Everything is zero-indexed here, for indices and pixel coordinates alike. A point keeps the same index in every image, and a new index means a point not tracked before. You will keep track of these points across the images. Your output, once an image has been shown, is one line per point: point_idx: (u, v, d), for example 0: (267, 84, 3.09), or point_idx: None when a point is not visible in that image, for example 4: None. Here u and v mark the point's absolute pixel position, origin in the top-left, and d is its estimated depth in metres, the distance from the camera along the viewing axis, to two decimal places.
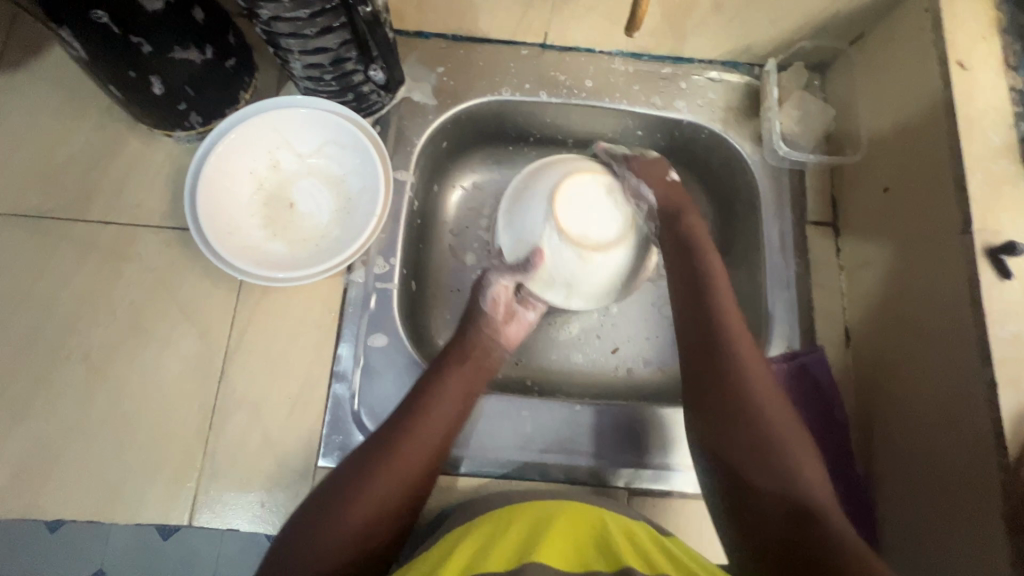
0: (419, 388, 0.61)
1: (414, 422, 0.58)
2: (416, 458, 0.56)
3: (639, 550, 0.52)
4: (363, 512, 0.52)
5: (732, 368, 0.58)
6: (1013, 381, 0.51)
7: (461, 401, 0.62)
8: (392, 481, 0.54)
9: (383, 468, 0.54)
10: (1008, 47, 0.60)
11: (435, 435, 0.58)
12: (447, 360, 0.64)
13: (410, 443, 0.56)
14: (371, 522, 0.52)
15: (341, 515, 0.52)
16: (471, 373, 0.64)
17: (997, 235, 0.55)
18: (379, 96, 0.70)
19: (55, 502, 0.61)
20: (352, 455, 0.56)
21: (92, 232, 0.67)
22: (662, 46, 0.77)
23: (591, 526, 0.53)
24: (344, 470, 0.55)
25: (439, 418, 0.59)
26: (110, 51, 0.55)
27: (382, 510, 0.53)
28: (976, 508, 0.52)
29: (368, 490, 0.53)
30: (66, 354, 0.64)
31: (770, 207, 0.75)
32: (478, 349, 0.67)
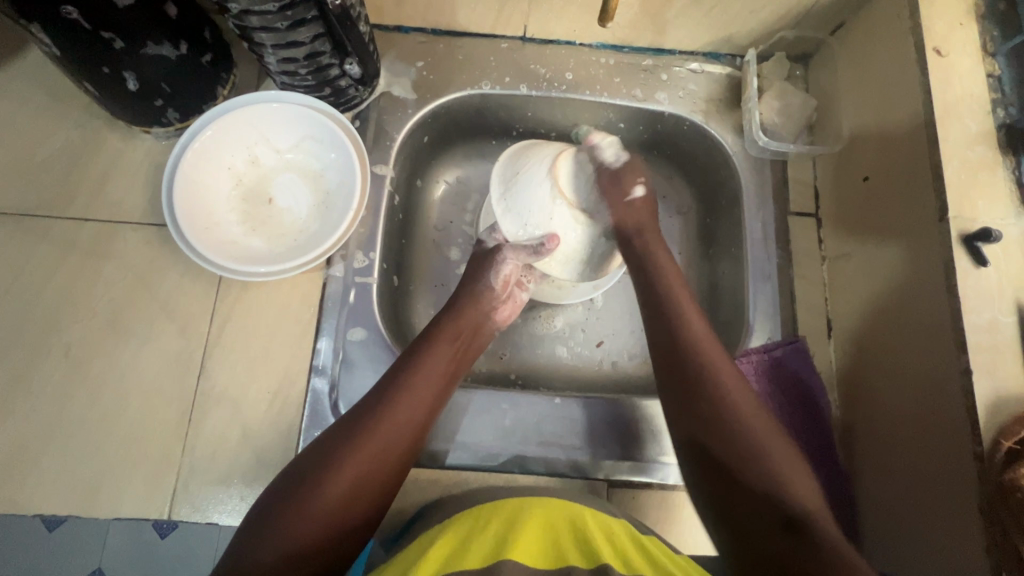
0: (401, 366, 0.60)
1: (395, 397, 0.56)
2: (396, 435, 0.55)
3: (619, 549, 0.49)
4: (338, 488, 0.50)
5: (704, 370, 0.56)
6: (989, 368, 0.51)
7: (444, 379, 0.61)
8: (370, 457, 0.52)
9: (360, 444, 0.53)
10: (986, 34, 0.60)
11: (416, 411, 0.57)
12: (432, 338, 0.63)
13: (390, 419, 0.55)
14: (346, 499, 0.50)
15: (313, 492, 0.49)
16: (456, 352, 0.63)
17: (972, 223, 0.55)
18: (357, 91, 0.70)
19: (35, 498, 0.61)
20: (329, 432, 0.54)
21: (71, 229, 0.67)
22: (642, 37, 0.76)
23: (569, 524, 0.51)
24: (320, 446, 0.53)
25: (422, 397, 0.58)
26: (83, 47, 0.55)
27: (359, 487, 0.51)
28: (953, 497, 0.52)
29: (344, 466, 0.51)
30: (46, 350, 0.64)
31: (752, 198, 0.75)
32: (461, 331, 0.65)
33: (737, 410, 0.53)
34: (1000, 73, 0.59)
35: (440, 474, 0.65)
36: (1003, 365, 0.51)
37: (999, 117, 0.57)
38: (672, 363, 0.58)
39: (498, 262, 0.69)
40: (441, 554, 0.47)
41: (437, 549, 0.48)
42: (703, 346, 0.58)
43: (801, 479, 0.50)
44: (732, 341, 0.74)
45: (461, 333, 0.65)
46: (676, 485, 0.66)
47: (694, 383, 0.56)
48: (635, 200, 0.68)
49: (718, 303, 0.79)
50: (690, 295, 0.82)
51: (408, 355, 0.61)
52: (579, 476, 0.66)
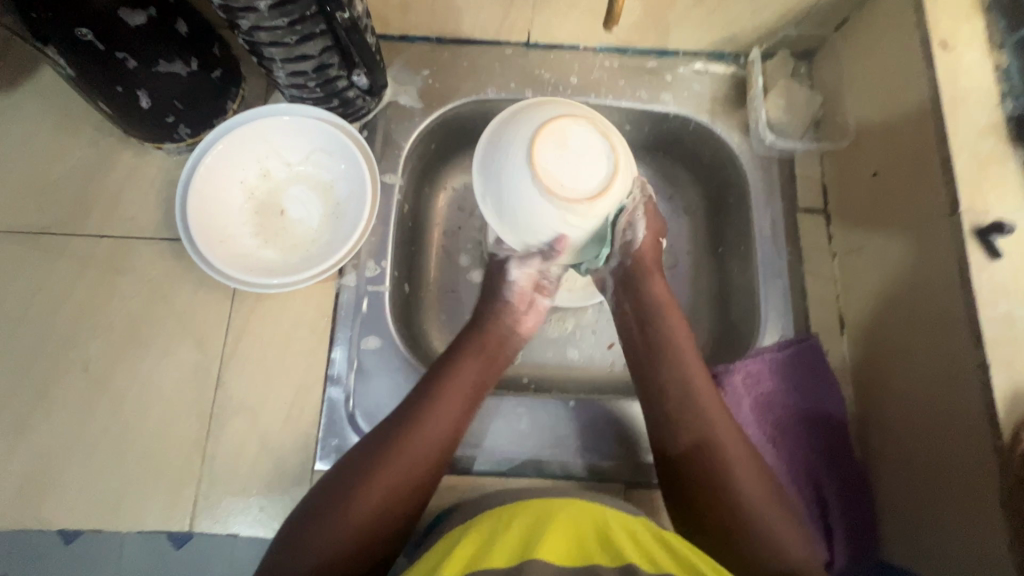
0: (432, 378, 0.61)
1: (422, 412, 0.57)
2: (425, 450, 0.56)
3: (642, 548, 0.50)
4: (368, 501, 0.52)
5: (692, 412, 0.59)
6: (1007, 362, 0.50)
7: (471, 392, 0.61)
8: (399, 472, 0.54)
9: (389, 459, 0.54)
10: (992, 27, 0.60)
11: (445, 425, 0.58)
12: (460, 352, 0.63)
13: (419, 434, 0.56)
14: (376, 513, 0.52)
15: (346, 505, 0.52)
16: (485, 365, 0.63)
17: (985, 215, 0.55)
18: (365, 101, 0.71)
19: (58, 513, 0.61)
20: (361, 448, 0.56)
21: (87, 246, 0.68)
22: (646, 39, 0.77)
23: (596, 523, 0.51)
24: (352, 459, 0.55)
25: (449, 410, 0.58)
26: (97, 66, 0.55)
27: (389, 500, 0.53)
28: (974, 492, 0.52)
29: (374, 481, 0.53)
30: (65, 367, 0.65)
31: (761, 196, 0.75)
32: (493, 338, 0.65)
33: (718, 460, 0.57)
34: (1009, 65, 0.59)
35: (457, 480, 0.65)
36: (1021, 358, 0.51)
37: (1008, 108, 0.57)
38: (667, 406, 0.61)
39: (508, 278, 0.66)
40: (468, 552, 0.47)
41: (465, 548, 0.48)
42: (693, 374, 0.62)
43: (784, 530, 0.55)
44: (743, 338, 0.74)
45: (489, 343, 0.65)
46: None
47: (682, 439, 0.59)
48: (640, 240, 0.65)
49: (726, 302, 0.79)
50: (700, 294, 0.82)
51: (436, 369, 0.62)
52: (595, 478, 0.66)
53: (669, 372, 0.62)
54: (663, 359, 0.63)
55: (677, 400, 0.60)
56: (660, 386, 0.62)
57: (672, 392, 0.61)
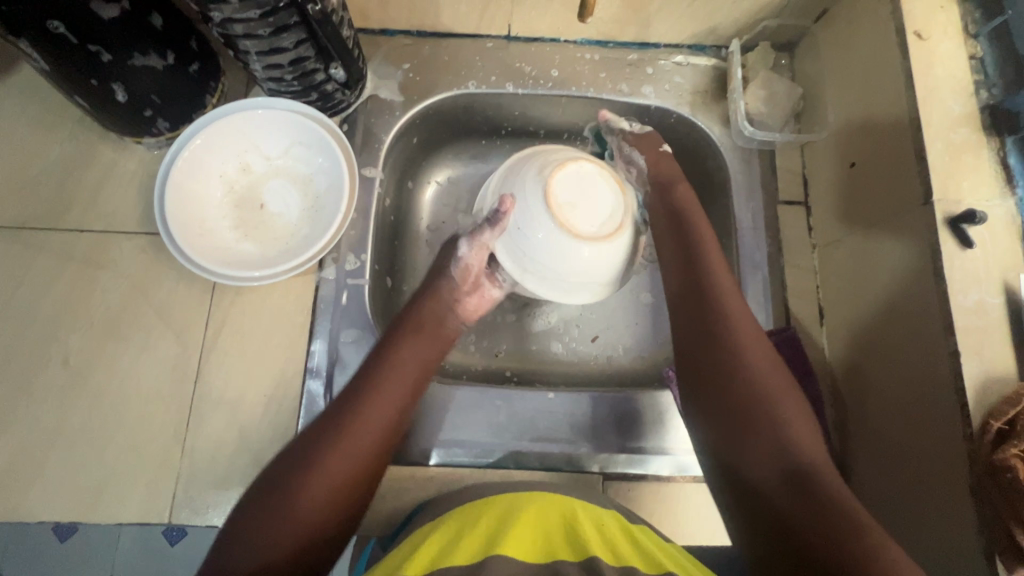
0: (366, 368, 0.58)
1: (363, 399, 0.55)
2: (366, 438, 0.53)
3: (608, 542, 0.50)
4: (311, 498, 0.48)
5: (727, 335, 0.57)
6: (977, 350, 0.51)
7: (411, 379, 0.59)
8: (341, 462, 0.51)
9: (332, 449, 0.51)
10: (967, 17, 0.60)
11: (382, 415, 0.55)
12: (397, 337, 0.62)
13: (356, 423, 0.53)
14: (321, 508, 0.48)
15: (289, 499, 0.48)
16: (420, 347, 0.62)
17: (957, 205, 0.55)
18: (344, 95, 0.71)
19: (38, 506, 0.62)
20: (298, 440, 0.52)
21: (67, 241, 0.68)
22: (627, 32, 0.77)
23: (559, 520, 0.51)
24: (292, 451, 0.51)
25: (389, 396, 0.56)
26: (71, 60, 0.56)
27: (335, 494, 0.49)
28: (944, 481, 0.52)
29: (316, 472, 0.49)
30: (45, 361, 0.65)
31: (741, 189, 0.75)
32: (424, 322, 0.64)
33: (753, 385, 0.54)
34: (983, 55, 0.59)
35: (437, 472, 0.66)
36: (991, 346, 0.51)
37: (982, 98, 0.57)
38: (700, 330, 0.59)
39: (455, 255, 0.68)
40: (430, 551, 0.47)
41: (427, 547, 0.48)
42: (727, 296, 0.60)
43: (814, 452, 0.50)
44: None
45: (424, 330, 0.64)
46: (671, 476, 0.66)
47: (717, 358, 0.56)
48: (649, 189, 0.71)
49: None
50: None
51: (372, 358, 0.60)
52: (574, 470, 0.66)
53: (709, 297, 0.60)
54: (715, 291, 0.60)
55: (708, 327, 0.58)
56: (693, 317, 0.60)
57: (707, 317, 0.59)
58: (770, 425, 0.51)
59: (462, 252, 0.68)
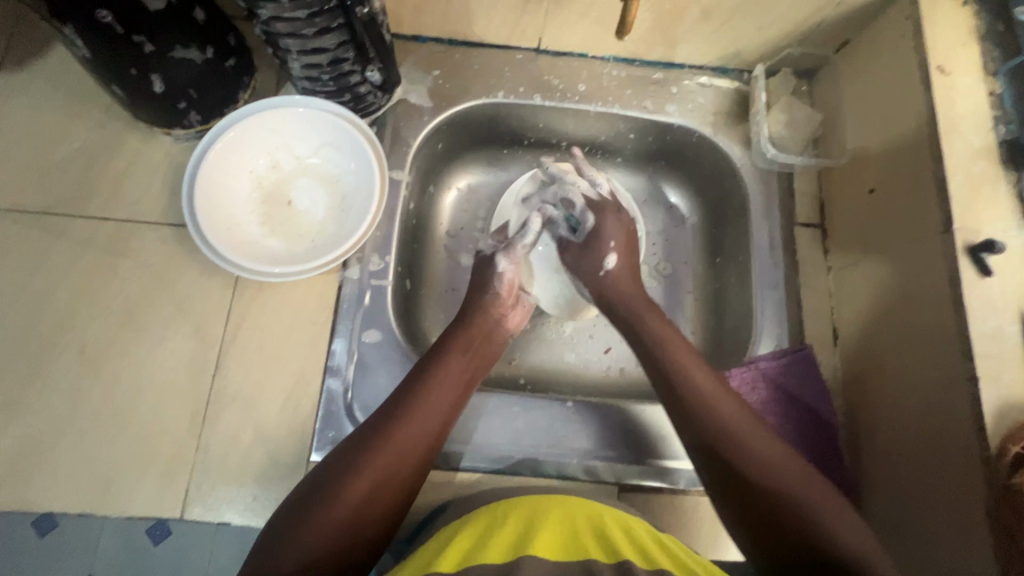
0: (420, 374, 0.61)
1: (413, 406, 0.58)
2: (416, 441, 0.56)
3: (638, 546, 0.50)
4: (360, 489, 0.52)
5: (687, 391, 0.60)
6: (994, 376, 0.52)
7: (456, 388, 0.61)
8: (390, 464, 0.54)
9: (380, 450, 0.54)
10: (986, 54, 0.62)
11: (428, 425, 0.57)
12: (447, 345, 0.64)
13: (408, 427, 0.56)
14: (362, 505, 0.51)
15: (335, 495, 0.51)
16: (471, 357, 0.65)
17: (976, 234, 0.57)
18: (375, 97, 0.72)
19: (46, 496, 0.61)
20: (344, 444, 0.55)
21: (90, 229, 0.68)
22: (653, 52, 0.79)
23: (589, 524, 0.52)
24: (347, 447, 0.55)
25: (439, 401, 0.59)
26: (114, 49, 0.56)
27: (383, 489, 0.53)
28: (960, 500, 0.53)
29: (366, 470, 0.53)
30: (60, 349, 0.64)
31: (760, 209, 0.77)
32: (480, 336, 0.67)
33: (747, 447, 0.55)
34: (1001, 91, 0.61)
35: (452, 476, 0.65)
36: (1008, 373, 0.52)
37: (999, 132, 0.60)
38: (683, 419, 0.59)
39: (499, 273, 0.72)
40: (459, 552, 0.48)
41: (458, 545, 0.49)
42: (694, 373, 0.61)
43: (822, 501, 0.51)
44: (738, 348, 0.76)
45: (474, 339, 0.66)
46: (687, 489, 0.66)
47: (706, 440, 0.57)
48: (631, 216, 0.75)
49: (723, 311, 0.80)
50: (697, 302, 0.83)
51: (425, 363, 0.62)
52: (590, 479, 0.67)
53: (674, 377, 0.61)
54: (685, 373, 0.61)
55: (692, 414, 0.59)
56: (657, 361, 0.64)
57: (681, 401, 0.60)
58: (776, 485, 0.52)
59: (505, 269, 0.72)
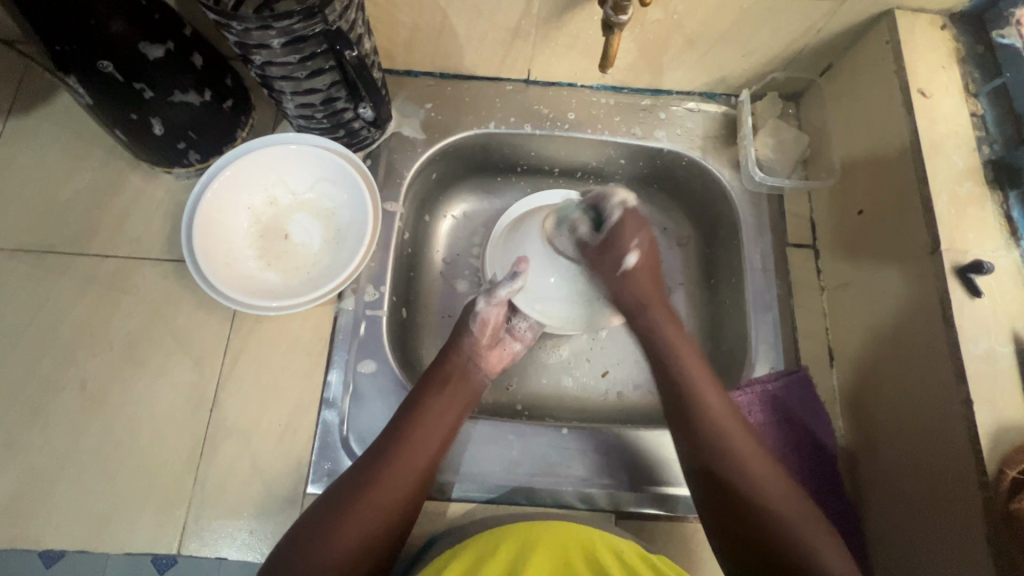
0: (400, 418, 0.61)
1: (394, 454, 0.58)
2: (400, 486, 0.56)
3: (628, 570, 0.52)
4: (349, 540, 0.52)
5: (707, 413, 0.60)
6: (989, 399, 0.52)
7: (445, 426, 0.62)
8: (375, 511, 0.54)
9: (363, 500, 0.54)
10: (968, 75, 0.64)
11: (411, 471, 0.57)
12: (428, 386, 0.64)
13: (391, 475, 0.56)
14: (358, 549, 0.53)
15: (324, 546, 0.52)
16: (450, 397, 0.64)
17: (965, 254, 0.57)
18: (369, 132, 0.74)
19: (45, 534, 0.61)
20: (336, 485, 0.56)
21: (92, 267, 0.70)
22: (640, 79, 0.80)
23: (583, 554, 0.53)
24: (333, 495, 0.55)
25: (421, 445, 0.59)
26: (115, 98, 0.59)
27: (374, 534, 0.54)
28: (961, 529, 0.52)
29: (352, 522, 0.53)
30: (62, 386, 0.65)
31: (751, 231, 0.77)
32: (461, 367, 0.67)
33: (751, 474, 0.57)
34: (984, 112, 0.62)
35: (448, 506, 0.65)
36: (1002, 394, 0.52)
37: (983, 152, 0.61)
38: (691, 435, 0.60)
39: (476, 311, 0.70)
40: None
41: None
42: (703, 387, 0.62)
43: (816, 537, 0.54)
44: (735, 370, 0.75)
45: (453, 376, 0.66)
46: (685, 516, 0.66)
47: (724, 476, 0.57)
48: (631, 268, 0.69)
49: (719, 333, 0.80)
50: (693, 324, 0.83)
51: (404, 408, 0.62)
52: (587, 507, 0.66)
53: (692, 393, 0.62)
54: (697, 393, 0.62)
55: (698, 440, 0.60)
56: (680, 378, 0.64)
57: (695, 426, 0.60)
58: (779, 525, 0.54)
59: (483, 311, 0.70)
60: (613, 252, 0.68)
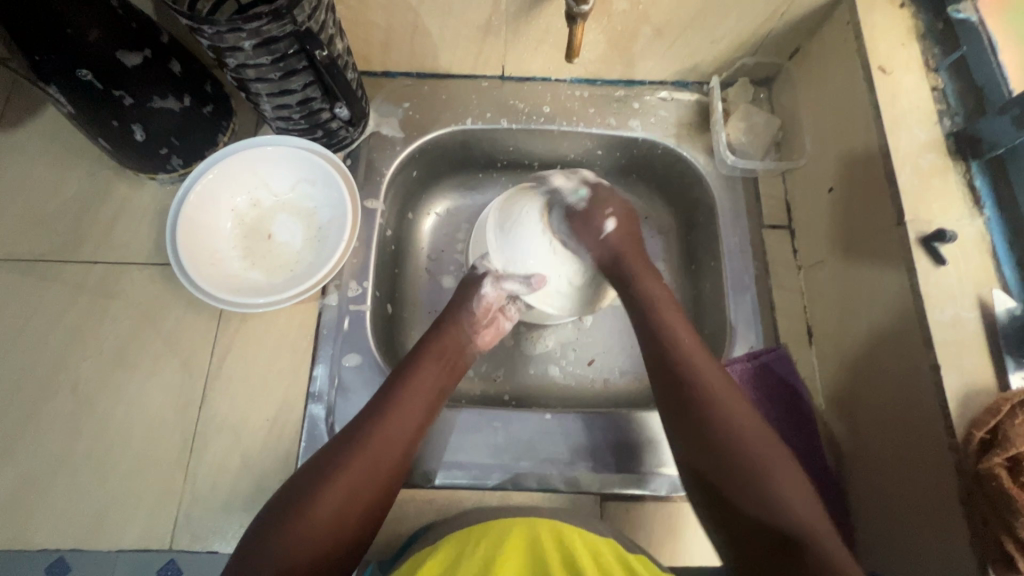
0: (392, 385, 0.62)
1: (386, 417, 0.59)
2: (389, 448, 0.58)
3: (601, 567, 0.52)
4: (335, 495, 0.53)
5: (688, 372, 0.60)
6: (956, 363, 0.53)
7: (430, 400, 0.63)
8: (362, 471, 0.55)
9: (351, 460, 0.55)
10: (928, 51, 0.65)
11: (400, 435, 0.59)
12: (420, 356, 0.66)
13: (381, 436, 0.58)
14: (337, 514, 0.53)
15: (308, 502, 0.52)
16: (441, 369, 0.66)
17: (929, 225, 0.58)
18: (347, 131, 0.75)
19: (41, 533, 0.62)
20: (321, 452, 0.57)
21: (82, 272, 0.71)
22: (613, 71, 0.82)
23: (557, 547, 0.53)
24: (316, 462, 0.56)
25: (410, 410, 0.61)
26: (96, 105, 0.61)
27: (353, 501, 0.54)
28: (937, 492, 0.52)
29: (339, 479, 0.54)
30: (54, 390, 0.67)
31: (728, 214, 0.79)
32: (453, 346, 0.69)
33: (747, 441, 0.55)
34: (945, 86, 0.64)
35: (436, 493, 0.66)
36: (970, 358, 0.53)
37: (945, 125, 0.62)
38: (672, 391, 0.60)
39: (479, 291, 0.72)
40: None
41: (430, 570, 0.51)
42: (698, 364, 0.61)
43: (793, 494, 0.52)
44: (716, 352, 0.76)
45: (444, 354, 0.67)
46: (669, 495, 0.67)
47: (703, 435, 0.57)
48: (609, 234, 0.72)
49: (701, 316, 0.81)
50: None
51: (394, 377, 0.63)
52: (571, 490, 0.67)
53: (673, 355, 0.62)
54: (688, 372, 0.60)
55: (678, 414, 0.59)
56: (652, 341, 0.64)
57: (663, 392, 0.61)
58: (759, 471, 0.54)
59: (488, 291, 0.72)
60: (547, 272, 0.70)
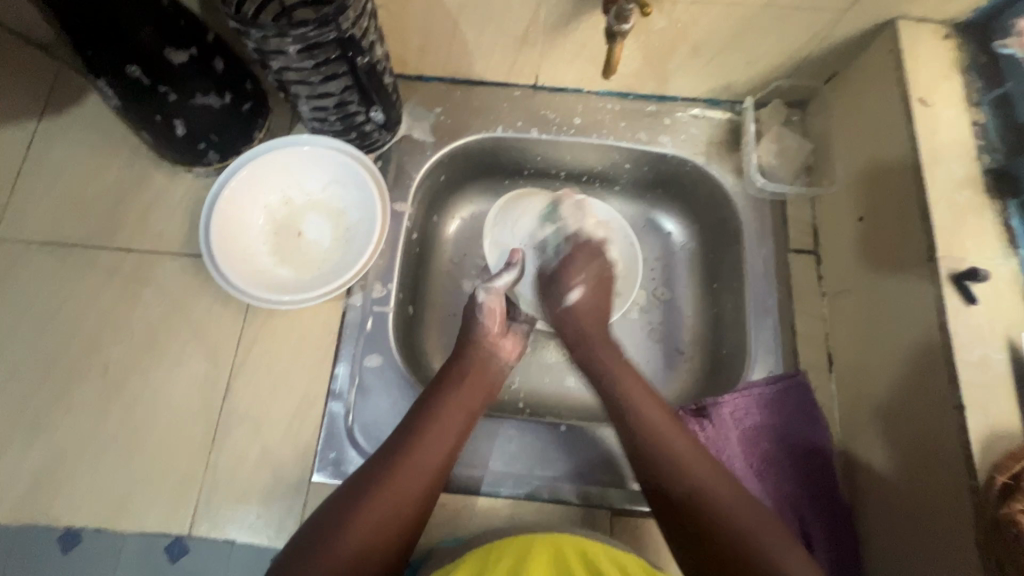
0: (418, 414, 0.62)
1: (413, 449, 0.59)
2: (412, 484, 0.57)
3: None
4: (362, 530, 0.54)
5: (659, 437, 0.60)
6: (982, 406, 0.52)
7: (457, 427, 0.63)
8: (389, 502, 0.56)
9: (378, 495, 0.56)
10: (970, 85, 0.64)
11: (429, 466, 0.59)
12: (446, 383, 0.66)
13: (407, 468, 0.58)
14: (365, 550, 0.53)
15: (335, 539, 0.53)
16: (466, 397, 0.65)
17: (962, 262, 0.57)
18: (380, 134, 0.77)
19: (65, 511, 0.64)
20: (347, 486, 0.57)
21: (116, 259, 0.73)
22: (646, 86, 0.82)
23: (580, 559, 0.54)
24: (341, 496, 0.56)
25: (439, 439, 0.60)
26: (140, 100, 0.63)
27: (381, 536, 0.55)
28: (952, 534, 0.53)
29: (363, 516, 0.54)
30: (84, 373, 0.69)
31: (753, 236, 0.78)
32: (479, 369, 0.68)
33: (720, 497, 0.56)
34: (985, 121, 0.63)
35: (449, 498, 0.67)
36: (997, 402, 0.52)
37: (983, 161, 0.61)
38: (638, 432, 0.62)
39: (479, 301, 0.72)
40: None
41: None
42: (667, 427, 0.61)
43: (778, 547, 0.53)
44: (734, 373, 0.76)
45: (470, 379, 0.67)
46: None
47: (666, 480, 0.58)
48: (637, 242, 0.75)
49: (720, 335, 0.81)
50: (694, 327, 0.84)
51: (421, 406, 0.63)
52: (583, 503, 0.67)
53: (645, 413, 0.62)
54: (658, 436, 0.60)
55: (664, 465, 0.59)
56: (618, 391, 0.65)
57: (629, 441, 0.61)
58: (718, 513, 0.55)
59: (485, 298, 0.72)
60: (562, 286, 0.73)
